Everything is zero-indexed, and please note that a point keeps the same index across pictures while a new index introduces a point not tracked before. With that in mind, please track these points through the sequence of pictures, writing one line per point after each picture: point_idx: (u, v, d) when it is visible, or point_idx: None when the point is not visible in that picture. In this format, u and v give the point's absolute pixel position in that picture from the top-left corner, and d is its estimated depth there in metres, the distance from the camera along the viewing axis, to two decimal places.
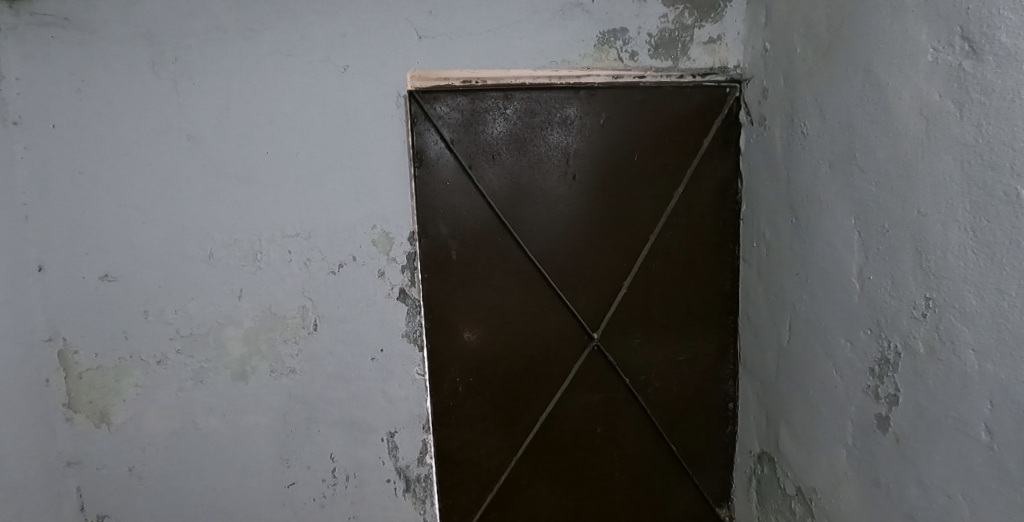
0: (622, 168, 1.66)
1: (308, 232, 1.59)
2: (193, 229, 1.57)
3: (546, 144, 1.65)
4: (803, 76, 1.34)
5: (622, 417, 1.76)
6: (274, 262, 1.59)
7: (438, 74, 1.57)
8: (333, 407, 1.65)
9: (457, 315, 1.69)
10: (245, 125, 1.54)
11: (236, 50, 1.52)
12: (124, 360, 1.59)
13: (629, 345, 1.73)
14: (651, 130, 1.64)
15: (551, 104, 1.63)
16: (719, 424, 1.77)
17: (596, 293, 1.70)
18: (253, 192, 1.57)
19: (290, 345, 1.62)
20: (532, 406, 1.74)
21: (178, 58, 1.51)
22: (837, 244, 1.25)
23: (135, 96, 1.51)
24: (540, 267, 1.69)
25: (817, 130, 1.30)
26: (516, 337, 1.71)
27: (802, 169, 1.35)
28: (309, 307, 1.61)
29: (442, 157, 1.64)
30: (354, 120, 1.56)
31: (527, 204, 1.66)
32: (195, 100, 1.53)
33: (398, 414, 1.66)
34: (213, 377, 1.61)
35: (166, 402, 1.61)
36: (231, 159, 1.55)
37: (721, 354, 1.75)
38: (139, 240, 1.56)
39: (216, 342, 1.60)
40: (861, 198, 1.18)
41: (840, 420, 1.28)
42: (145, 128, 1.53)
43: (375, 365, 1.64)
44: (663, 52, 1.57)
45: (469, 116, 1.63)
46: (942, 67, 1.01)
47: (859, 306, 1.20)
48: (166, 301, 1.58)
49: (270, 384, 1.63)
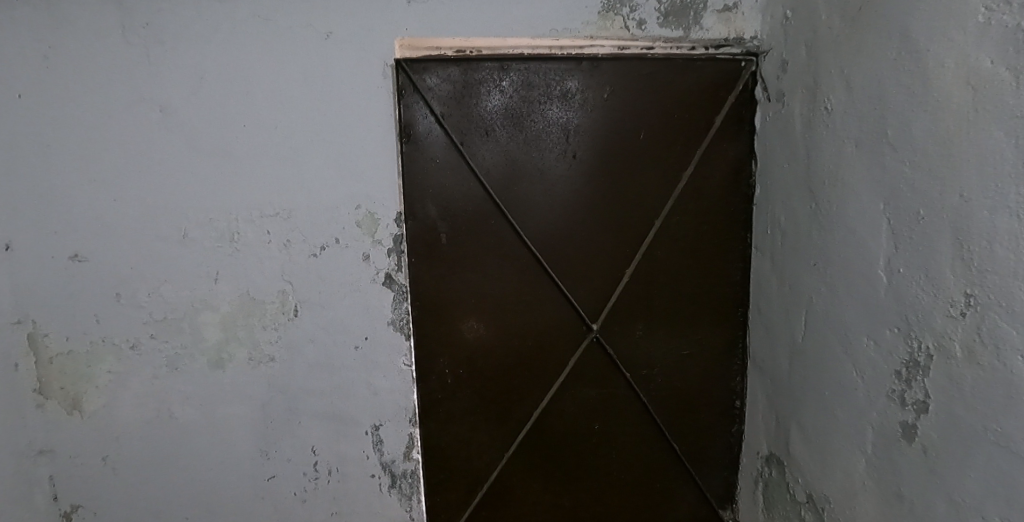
0: (627, 147, 1.53)
1: (288, 212, 1.48)
2: (166, 207, 1.46)
3: (544, 120, 1.52)
4: (828, 46, 1.21)
5: (621, 413, 1.65)
6: (252, 244, 1.48)
7: (429, 43, 1.44)
8: (316, 399, 1.55)
9: (448, 303, 1.58)
10: (221, 96, 1.42)
11: (211, 14, 1.40)
12: (96, 344, 1.49)
13: (631, 338, 1.61)
14: (660, 107, 1.51)
15: (550, 76, 1.50)
16: (725, 423, 1.67)
17: (596, 281, 1.59)
18: (230, 169, 1.45)
19: (269, 332, 1.52)
20: (526, 401, 1.63)
21: (150, 23, 1.39)
22: (862, 233, 1.13)
23: (104, 63, 1.40)
24: (536, 252, 1.57)
25: (842, 107, 1.17)
26: (510, 329, 1.60)
27: (824, 150, 1.23)
28: (289, 292, 1.51)
29: (431, 132, 1.52)
30: (338, 91, 1.44)
31: (523, 184, 1.54)
32: (168, 68, 1.41)
33: (384, 407, 1.56)
34: (188, 364, 1.52)
35: (141, 390, 1.51)
36: (205, 133, 1.44)
37: (729, 348, 1.64)
38: (109, 218, 1.45)
39: (192, 327, 1.50)
40: (892, 181, 1.05)
41: (861, 426, 1.17)
42: (115, 98, 1.41)
43: (360, 354, 1.54)
44: (674, 20, 1.43)
45: (461, 88, 1.50)
46: (996, 28, 0.88)
47: (886, 302, 1.08)
48: (139, 282, 1.48)
49: (248, 373, 1.53)
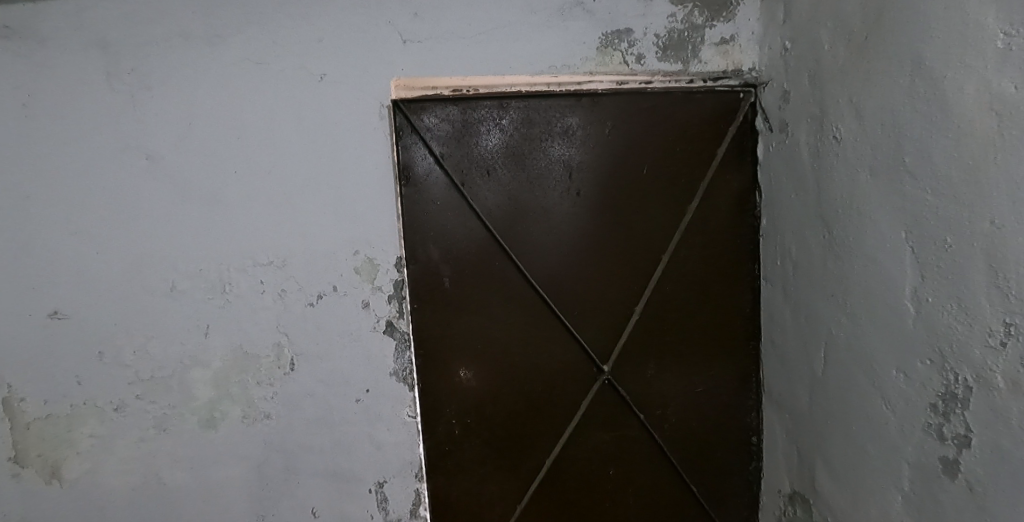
0: (631, 182, 1.50)
1: (282, 260, 1.41)
2: (152, 259, 1.38)
3: (546, 157, 1.49)
4: (834, 75, 1.20)
5: (637, 456, 1.58)
6: (245, 294, 1.41)
7: (425, 83, 1.41)
8: (315, 456, 1.46)
9: (452, 349, 1.51)
10: (210, 142, 1.37)
11: (200, 58, 1.35)
12: (77, 407, 1.39)
13: (643, 377, 1.56)
14: (661, 140, 1.50)
15: (550, 113, 1.47)
16: (742, 461, 1.61)
17: (606, 320, 1.53)
18: (220, 217, 1.39)
19: (265, 387, 1.43)
20: (538, 448, 1.55)
21: (135, 68, 1.35)
22: (884, 262, 1.10)
23: (87, 110, 1.34)
24: (543, 292, 1.52)
25: (853, 135, 1.16)
26: (517, 373, 1.53)
27: (836, 179, 1.21)
28: (285, 344, 1.43)
29: (431, 172, 1.48)
30: (333, 134, 1.39)
31: (527, 222, 1.50)
32: (154, 114, 1.36)
33: (388, 462, 1.48)
34: (177, 425, 1.42)
35: (127, 454, 1.41)
36: (194, 181, 1.38)
37: (742, 383, 1.59)
38: (92, 272, 1.37)
39: (181, 385, 1.41)
40: (913, 209, 1.04)
41: (896, 462, 1.13)
42: (98, 147, 1.35)
43: (361, 407, 1.46)
44: (672, 54, 1.42)
45: (460, 127, 1.47)
46: (1018, 53, 0.87)
47: (916, 334, 1.05)
48: (124, 339, 1.39)
49: (242, 432, 1.44)
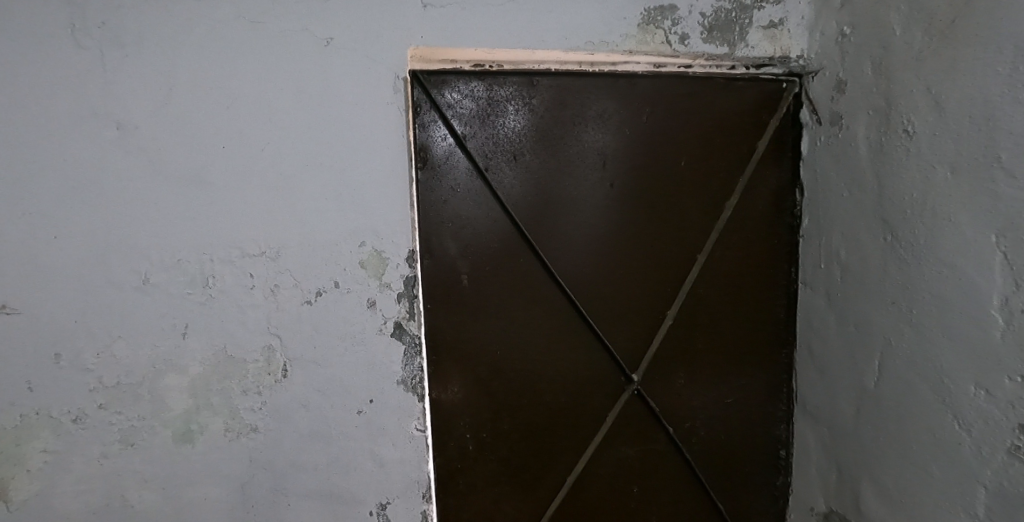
0: (668, 174, 1.38)
1: (276, 251, 1.23)
2: (122, 246, 1.18)
3: (578, 143, 1.35)
4: (906, 63, 1.11)
5: (661, 472, 1.46)
6: (230, 290, 1.22)
7: (446, 55, 1.25)
8: (309, 475, 1.28)
9: (466, 355, 1.36)
10: (195, 112, 1.18)
11: (185, 13, 1.16)
12: (28, 418, 1.17)
13: (671, 387, 1.44)
14: (701, 129, 1.37)
15: (584, 95, 1.34)
16: (769, 477, 1.49)
17: (635, 324, 1.41)
18: (204, 199, 1.19)
19: (251, 397, 1.25)
20: (558, 464, 1.42)
21: (106, 21, 1.14)
22: (967, 269, 1.03)
23: (44, 68, 1.13)
24: (570, 293, 1.38)
25: (931, 130, 1.08)
26: (537, 380, 1.40)
27: (904, 178, 1.12)
28: (276, 348, 1.25)
29: (451, 155, 1.33)
30: (339, 108, 1.22)
31: (556, 214, 1.36)
32: (128, 76, 1.15)
33: (392, 481, 1.31)
34: (148, 439, 1.22)
35: (86, 473, 1.20)
36: (173, 157, 1.18)
37: (773, 394, 1.47)
38: (47, 260, 1.15)
39: (152, 394, 1.21)
40: (1006, 212, 0.98)
41: (968, 487, 1.05)
42: (58, 112, 1.13)
43: (363, 419, 1.29)
44: (718, 36, 1.29)
45: (485, 106, 1.32)
46: None
47: (1004, 346, 0.99)
48: (84, 341, 1.18)
49: (224, 447, 1.25)
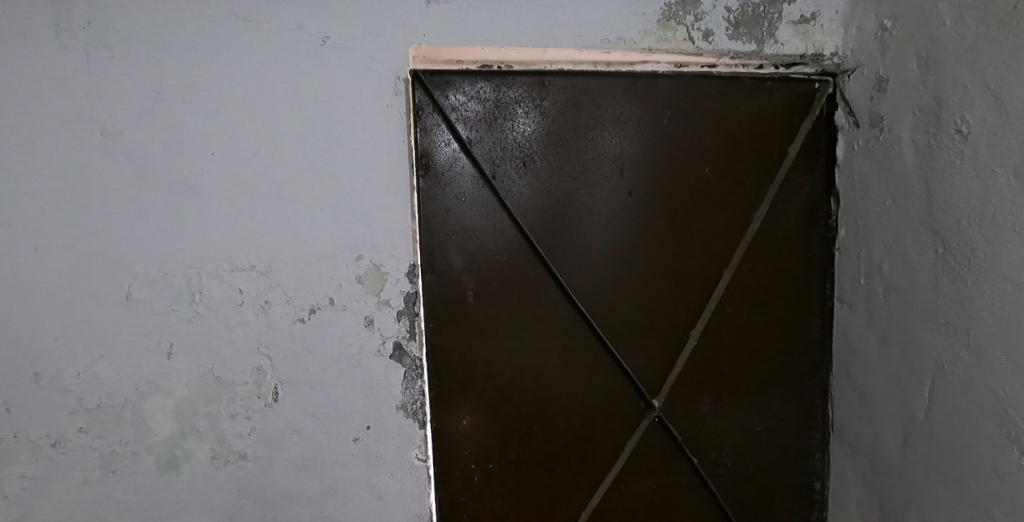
0: (690, 181, 1.27)
1: (267, 265, 1.14)
2: (104, 258, 1.09)
3: (593, 149, 1.26)
4: (960, 57, 1.02)
5: (684, 507, 1.34)
6: (218, 306, 1.13)
7: (451, 54, 1.17)
8: (302, 507, 1.18)
9: (472, 378, 1.26)
10: (185, 115, 1.09)
11: (175, 11, 1.08)
12: (4, 442, 1.08)
13: (695, 413, 1.32)
14: (726, 134, 1.27)
15: (599, 96, 1.24)
16: (803, 512, 1.36)
17: (657, 345, 1.30)
18: (192, 209, 1.11)
19: (240, 422, 1.15)
20: (571, 497, 1.30)
21: (92, 21, 1.06)
22: None
23: (27, 68, 1.05)
24: (585, 310, 1.27)
25: (991, 131, 0.98)
26: (550, 405, 1.29)
27: (960, 184, 1.02)
28: (267, 369, 1.15)
29: (456, 162, 1.23)
30: (337, 111, 1.13)
31: (569, 225, 1.26)
32: (115, 78, 1.07)
33: (392, 514, 1.20)
34: (130, 467, 1.12)
35: (65, 502, 1.10)
36: (161, 163, 1.10)
37: (806, 421, 1.35)
38: (25, 273, 1.07)
39: (135, 418, 1.12)
40: None
41: None
42: (40, 113, 1.06)
43: (360, 447, 1.19)
44: (745, 32, 1.18)
45: (492, 108, 1.23)
46: None
47: None
48: (65, 360, 1.09)
49: (211, 476, 1.15)
